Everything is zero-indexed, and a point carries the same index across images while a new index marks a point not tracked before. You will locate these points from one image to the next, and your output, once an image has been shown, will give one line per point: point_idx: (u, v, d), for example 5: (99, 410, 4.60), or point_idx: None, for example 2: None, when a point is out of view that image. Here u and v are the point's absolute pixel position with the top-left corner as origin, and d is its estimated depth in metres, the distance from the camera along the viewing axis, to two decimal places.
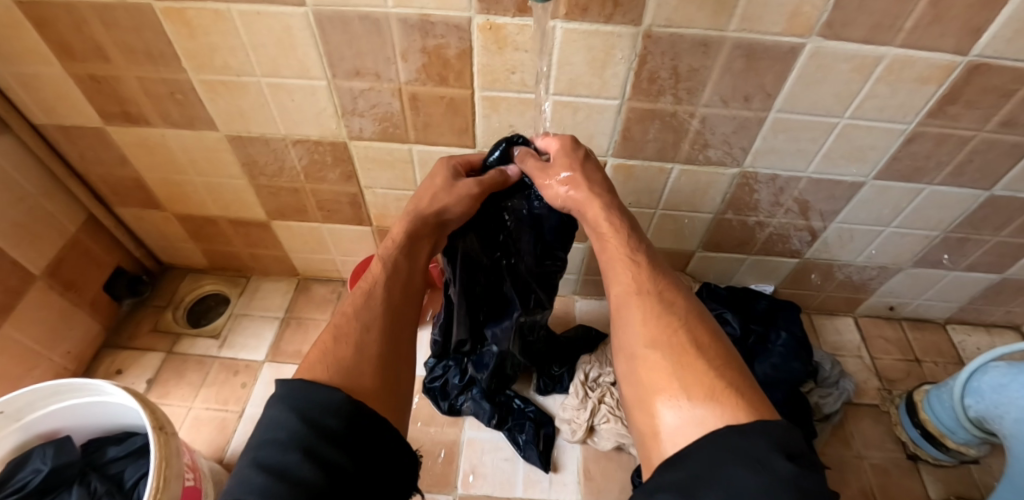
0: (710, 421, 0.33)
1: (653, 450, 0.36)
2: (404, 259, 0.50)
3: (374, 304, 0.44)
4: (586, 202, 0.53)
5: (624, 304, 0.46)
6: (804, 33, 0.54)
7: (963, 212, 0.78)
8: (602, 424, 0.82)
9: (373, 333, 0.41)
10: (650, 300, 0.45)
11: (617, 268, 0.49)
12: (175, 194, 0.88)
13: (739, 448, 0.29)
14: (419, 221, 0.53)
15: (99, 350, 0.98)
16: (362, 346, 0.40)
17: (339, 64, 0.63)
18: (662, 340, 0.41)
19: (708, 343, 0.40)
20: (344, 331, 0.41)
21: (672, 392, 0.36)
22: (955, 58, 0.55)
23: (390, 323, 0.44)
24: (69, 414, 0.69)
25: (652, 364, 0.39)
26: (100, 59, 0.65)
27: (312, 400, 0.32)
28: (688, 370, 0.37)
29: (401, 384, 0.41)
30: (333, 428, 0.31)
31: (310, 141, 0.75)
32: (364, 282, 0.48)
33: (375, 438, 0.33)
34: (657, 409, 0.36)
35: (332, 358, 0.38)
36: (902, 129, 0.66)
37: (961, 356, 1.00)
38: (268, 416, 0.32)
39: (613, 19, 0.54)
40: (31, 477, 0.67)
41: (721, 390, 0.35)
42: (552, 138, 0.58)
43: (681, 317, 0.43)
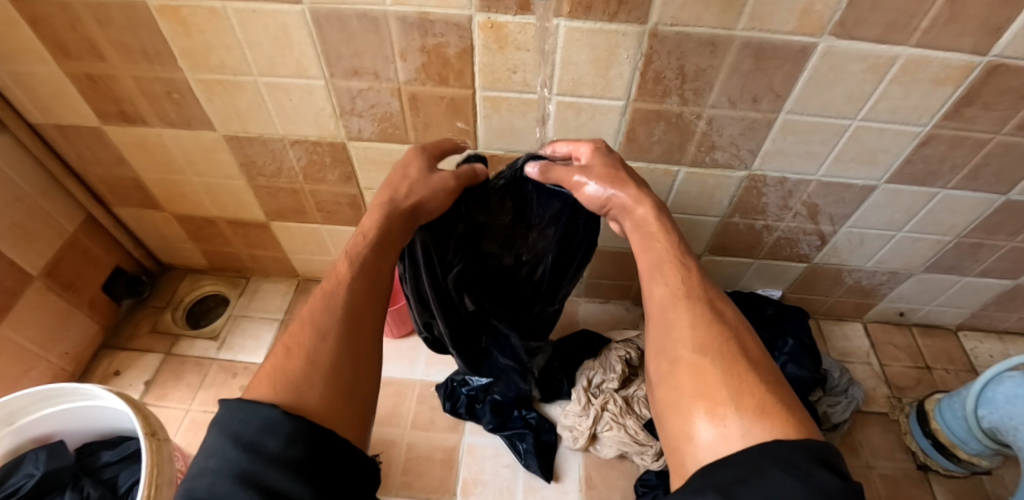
0: (755, 434, 0.31)
1: (688, 457, 0.34)
2: (372, 258, 0.47)
3: (337, 308, 0.42)
4: (633, 202, 0.51)
5: (671, 306, 0.43)
6: (815, 32, 0.52)
7: (978, 216, 0.75)
8: (604, 431, 0.81)
9: (328, 342, 0.40)
10: (699, 306, 0.43)
11: (663, 270, 0.46)
12: (173, 194, 0.88)
13: (778, 457, 0.28)
14: (389, 212, 0.50)
15: (98, 351, 0.97)
16: (314, 356, 0.38)
17: (336, 63, 0.61)
18: (712, 348, 0.39)
19: (758, 358, 0.38)
20: (297, 339, 0.40)
21: (719, 400, 0.35)
22: (973, 58, 0.53)
23: (349, 327, 0.42)
24: (61, 418, 0.69)
25: (699, 370, 0.38)
26: (95, 58, 0.64)
27: (249, 423, 0.31)
28: (737, 381, 0.35)
29: (361, 391, 0.40)
30: (275, 450, 0.30)
31: (308, 142, 0.74)
32: (329, 281, 0.45)
33: (326, 450, 0.32)
34: (699, 418, 0.35)
35: (282, 373, 0.36)
36: (916, 131, 0.64)
37: (973, 363, 0.98)
38: (210, 441, 0.32)
39: (618, 17, 0.52)
40: (24, 481, 0.66)
41: (770, 405, 0.33)
42: (584, 142, 0.57)
43: (730, 329, 0.41)
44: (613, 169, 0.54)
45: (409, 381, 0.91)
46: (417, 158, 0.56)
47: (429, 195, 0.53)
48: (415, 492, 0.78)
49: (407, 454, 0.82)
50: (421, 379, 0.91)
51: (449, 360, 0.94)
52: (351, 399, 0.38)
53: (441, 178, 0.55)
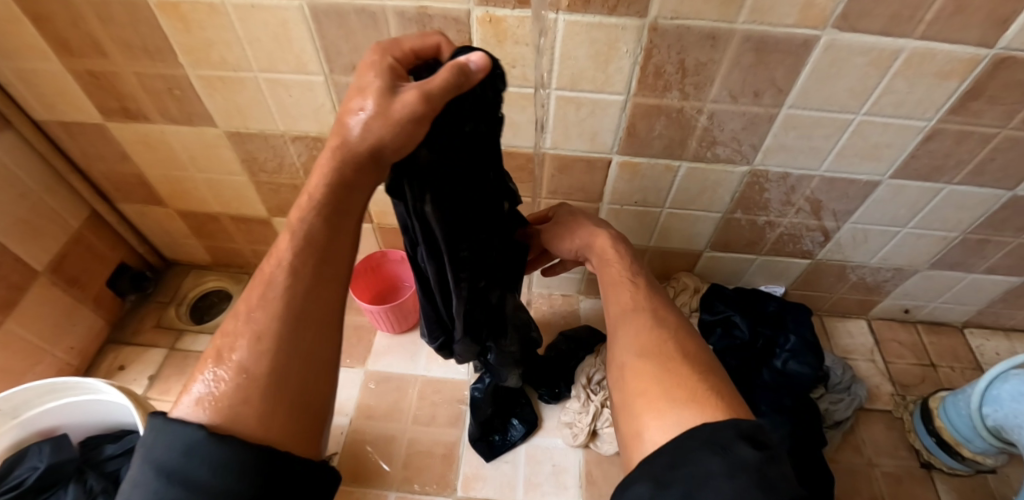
0: (687, 420, 0.36)
1: (633, 453, 0.38)
2: (320, 223, 0.39)
3: (270, 306, 0.38)
4: (591, 239, 0.60)
5: (621, 318, 0.49)
6: (818, 25, 0.52)
7: (984, 213, 0.75)
8: (605, 428, 0.81)
9: (263, 349, 0.36)
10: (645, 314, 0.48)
11: (616, 290, 0.52)
12: (177, 191, 0.88)
13: (704, 435, 0.33)
14: (342, 159, 0.38)
15: (103, 346, 0.98)
16: (247, 370, 0.36)
17: (336, 59, 0.61)
18: (654, 350, 0.43)
19: (692, 354, 0.43)
20: (230, 346, 0.37)
21: (659, 400, 0.39)
22: (979, 51, 0.53)
23: (288, 331, 0.37)
24: (66, 411, 0.70)
25: (642, 370, 0.42)
26: (97, 55, 0.64)
27: (178, 457, 0.32)
28: (673, 377, 0.40)
29: (317, 396, 0.38)
30: (206, 483, 0.31)
31: (309, 138, 0.74)
32: (269, 264, 0.39)
33: (269, 469, 0.32)
34: (645, 417, 0.38)
35: (214, 389, 0.35)
36: (920, 126, 0.63)
37: (978, 360, 0.97)
38: (141, 474, 0.33)
39: (617, 10, 0.52)
40: (29, 474, 0.67)
41: (702, 394, 0.38)
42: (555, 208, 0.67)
43: (659, 334, 0.45)
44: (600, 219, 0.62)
45: (411, 376, 0.91)
46: (375, 73, 0.38)
47: (394, 140, 0.38)
48: (415, 488, 0.79)
49: (408, 449, 0.82)
50: (422, 374, 0.92)
51: None
52: (301, 404, 0.37)
53: (405, 106, 0.36)
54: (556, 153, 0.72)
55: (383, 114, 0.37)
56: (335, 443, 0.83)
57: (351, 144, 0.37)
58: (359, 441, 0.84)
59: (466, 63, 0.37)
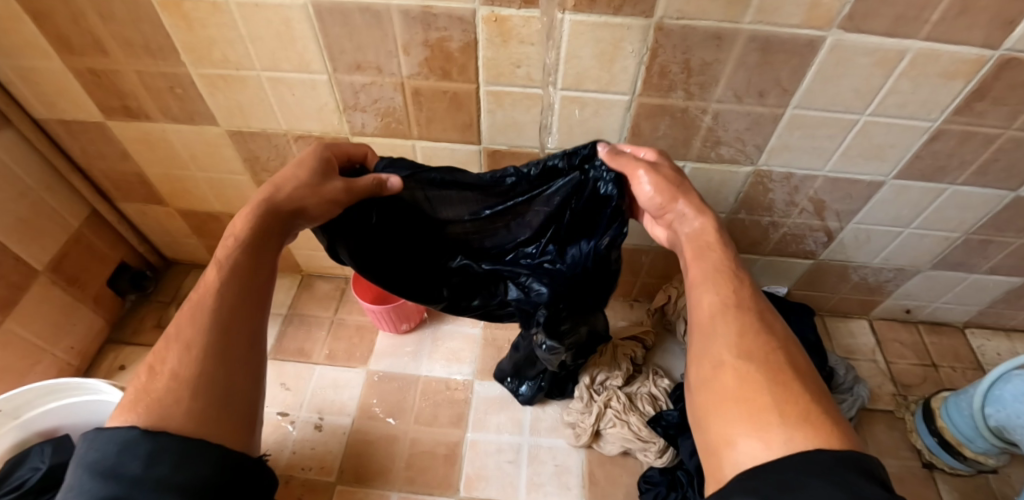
0: (798, 443, 0.30)
1: (724, 465, 0.32)
2: (244, 256, 0.45)
3: (199, 319, 0.40)
4: (695, 211, 0.49)
5: (717, 315, 0.41)
6: (823, 26, 0.52)
7: (987, 213, 0.75)
8: (608, 428, 0.80)
9: (192, 355, 0.38)
10: (749, 315, 0.40)
11: (713, 279, 0.44)
12: (178, 190, 0.88)
13: (818, 465, 0.27)
14: (265, 212, 0.47)
15: (103, 345, 0.98)
16: (177, 373, 0.37)
17: (339, 57, 0.61)
18: (758, 357, 0.37)
19: (806, 372, 0.36)
20: (161, 359, 0.38)
21: (764, 412, 0.33)
22: (984, 51, 0.53)
23: (217, 333, 0.40)
24: (66, 412, 0.69)
25: (747, 378, 0.35)
26: (98, 53, 0.64)
27: (109, 452, 0.32)
28: (786, 393, 0.34)
29: (244, 393, 0.39)
30: (134, 474, 0.31)
31: (311, 137, 0.74)
32: (197, 290, 0.42)
33: (198, 460, 0.33)
34: (739, 427, 0.33)
35: (144, 394, 0.36)
36: (925, 126, 0.63)
37: (979, 361, 0.97)
38: (72, 475, 0.33)
39: (623, 10, 0.52)
40: (29, 475, 0.66)
41: (817, 416, 0.32)
42: (649, 147, 0.55)
43: (762, 339, 0.38)
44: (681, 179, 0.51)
45: (413, 376, 0.91)
46: (312, 159, 0.52)
47: (322, 212, 0.51)
48: (418, 488, 0.79)
49: (411, 449, 0.82)
50: (424, 374, 0.91)
51: (452, 356, 0.94)
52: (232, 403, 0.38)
53: (334, 191, 0.51)
54: None
55: (314, 188, 0.50)
56: (337, 443, 0.83)
57: (275, 202, 0.48)
58: (361, 441, 0.83)
59: (386, 180, 0.55)
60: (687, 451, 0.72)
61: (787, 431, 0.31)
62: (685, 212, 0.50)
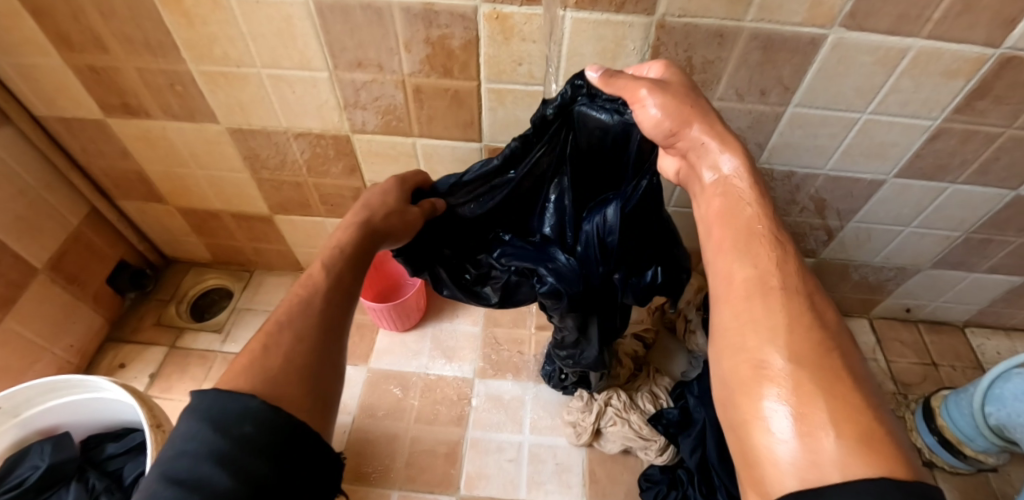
0: (855, 469, 0.24)
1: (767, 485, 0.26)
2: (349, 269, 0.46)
3: (311, 311, 0.40)
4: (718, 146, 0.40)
5: (756, 292, 0.34)
6: (826, 24, 0.52)
7: (988, 212, 0.75)
8: (609, 426, 0.80)
9: (305, 343, 0.37)
10: (796, 300, 0.33)
11: (751, 246, 0.36)
12: (178, 188, 0.88)
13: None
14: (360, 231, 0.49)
15: (102, 344, 0.98)
16: (291, 355, 0.36)
17: (340, 55, 0.61)
18: (809, 358, 0.29)
19: (867, 380, 0.29)
20: (274, 337, 0.37)
21: (815, 421, 0.26)
22: (986, 50, 0.53)
23: (324, 330, 0.40)
24: (65, 410, 0.69)
25: (794, 382, 0.28)
26: (98, 50, 0.63)
27: (228, 408, 0.30)
28: (843, 404, 0.27)
29: (334, 391, 0.38)
30: (251, 437, 0.29)
31: (312, 135, 0.74)
32: (304, 284, 0.42)
33: (301, 449, 0.31)
34: (780, 433, 0.27)
35: (256, 365, 0.34)
36: (926, 125, 0.63)
37: (979, 360, 0.98)
38: (180, 427, 0.30)
39: (624, 7, 0.52)
40: (29, 473, 0.66)
41: (879, 436, 0.25)
42: (655, 62, 0.46)
43: (816, 336, 0.31)
44: (704, 112, 0.42)
45: (413, 375, 0.91)
46: (396, 189, 0.56)
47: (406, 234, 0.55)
48: (418, 486, 0.79)
49: (411, 447, 0.82)
50: (425, 373, 0.91)
51: (452, 354, 0.94)
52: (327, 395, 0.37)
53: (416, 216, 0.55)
54: None
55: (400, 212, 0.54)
56: (337, 441, 0.83)
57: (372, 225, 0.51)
58: (362, 440, 0.83)
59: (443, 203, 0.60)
60: (688, 449, 0.71)
61: (843, 451, 0.25)
62: (709, 146, 0.41)
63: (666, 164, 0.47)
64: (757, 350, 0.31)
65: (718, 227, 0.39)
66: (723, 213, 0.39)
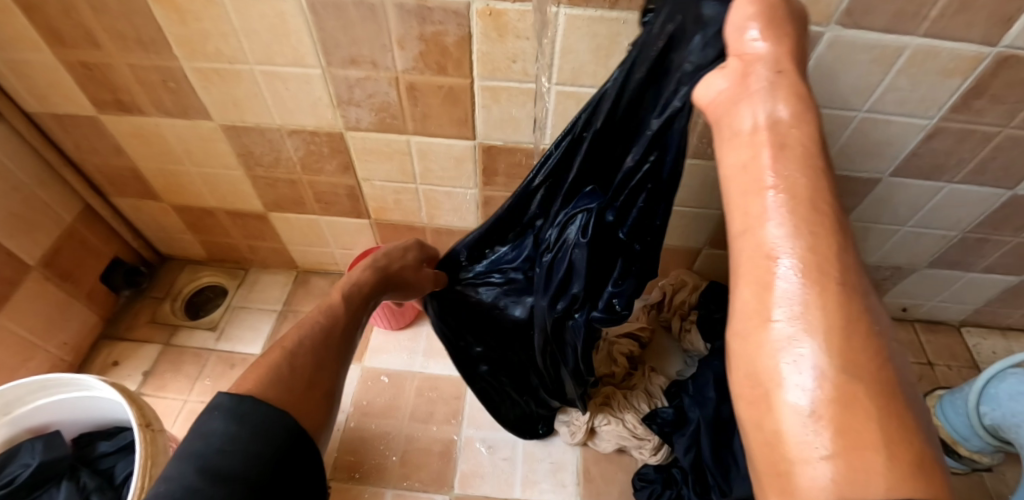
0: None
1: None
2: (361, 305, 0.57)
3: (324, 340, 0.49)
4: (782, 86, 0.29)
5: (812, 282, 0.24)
6: (822, 21, 0.51)
7: (984, 212, 0.75)
8: (603, 426, 0.79)
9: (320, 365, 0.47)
10: (854, 297, 0.24)
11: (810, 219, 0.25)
12: (172, 185, 0.87)
13: None
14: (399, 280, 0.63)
15: (96, 341, 0.97)
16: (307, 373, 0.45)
17: (333, 51, 0.60)
18: (860, 366, 0.22)
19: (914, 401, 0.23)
20: (294, 358, 0.45)
21: (859, 452, 0.20)
22: (982, 49, 0.52)
23: (332, 356, 0.49)
24: (57, 409, 0.69)
25: (846, 395, 0.21)
26: (90, 45, 0.63)
27: (253, 415, 0.38)
28: (892, 429, 0.20)
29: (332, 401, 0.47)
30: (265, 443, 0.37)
31: (306, 132, 0.73)
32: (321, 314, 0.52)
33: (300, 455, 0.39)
34: (807, 458, 0.21)
35: (274, 377, 0.43)
36: (922, 124, 0.62)
37: (975, 360, 0.98)
38: (205, 421, 0.37)
39: (619, 4, 0.51)
40: (20, 471, 0.66)
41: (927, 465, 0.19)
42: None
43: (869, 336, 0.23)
44: (781, 41, 0.31)
45: (408, 373, 0.91)
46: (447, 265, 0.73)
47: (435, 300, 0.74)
48: (412, 485, 0.78)
49: (406, 446, 0.82)
50: (420, 371, 0.91)
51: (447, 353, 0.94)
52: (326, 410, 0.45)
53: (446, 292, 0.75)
54: None
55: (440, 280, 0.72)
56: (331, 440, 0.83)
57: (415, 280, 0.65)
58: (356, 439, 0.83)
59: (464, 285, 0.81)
60: (681, 449, 0.72)
61: (894, 488, 0.18)
62: (759, 84, 0.30)
63: (709, 84, 0.34)
64: (800, 349, 0.23)
65: (768, 173, 0.27)
66: (775, 162, 0.27)
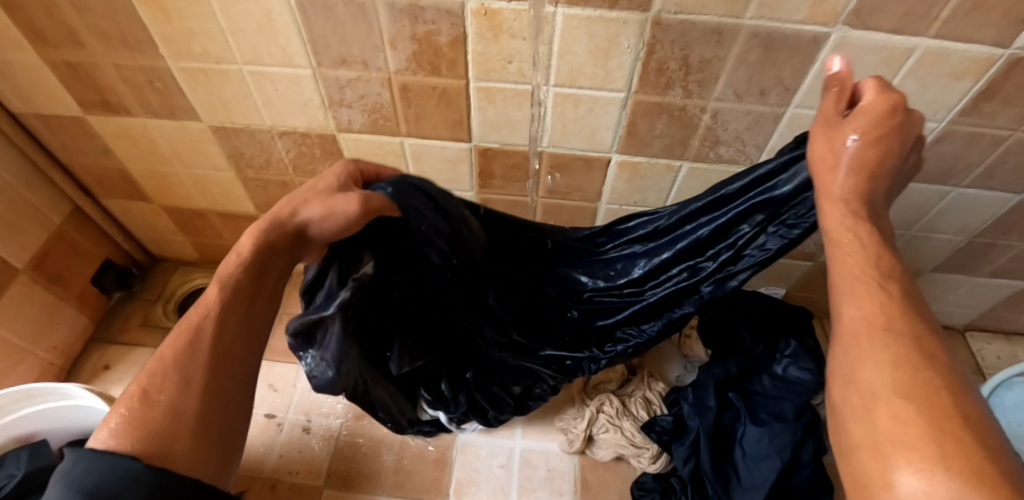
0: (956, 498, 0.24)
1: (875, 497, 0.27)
2: (244, 278, 0.47)
3: (197, 350, 0.44)
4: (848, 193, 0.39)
5: (863, 335, 0.34)
6: (828, 22, 0.49)
7: (991, 217, 0.73)
8: (601, 434, 0.78)
9: (192, 390, 0.43)
10: (909, 347, 0.32)
11: (857, 290, 0.36)
12: (162, 186, 0.85)
13: None
14: (274, 228, 0.46)
15: (88, 344, 0.96)
16: (177, 408, 0.42)
17: (323, 51, 0.58)
18: (922, 399, 0.29)
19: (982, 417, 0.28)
20: (159, 385, 0.42)
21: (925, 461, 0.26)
22: (995, 51, 0.50)
23: (215, 372, 0.45)
24: (39, 418, 0.68)
25: (912, 422, 0.28)
26: (73, 45, 0.61)
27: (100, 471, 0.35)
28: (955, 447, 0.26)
29: (226, 417, 0.44)
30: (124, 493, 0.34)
31: (297, 133, 0.72)
32: (194, 313, 0.46)
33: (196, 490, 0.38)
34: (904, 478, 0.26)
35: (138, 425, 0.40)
36: (931, 127, 0.60)
37: (980, 365, 0.96)
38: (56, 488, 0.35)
39: (618, 4, 0.49)
40: (6, 482, 0.65)
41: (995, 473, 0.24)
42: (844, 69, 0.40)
43: (948, 376, 0.30)
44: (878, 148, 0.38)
45: None
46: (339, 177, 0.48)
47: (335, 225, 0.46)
48: (406, 492, 0.77)
49: (400, 452, 0.81)
50: None
51: None
52: (203, 421, 0.42)
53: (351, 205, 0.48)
54: (554, 152, 0.69)
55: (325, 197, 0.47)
56: (325, 446, 0.82)
57: (278, 231, 0.46)
58: (350, 445, 0.82)
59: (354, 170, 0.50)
60: (681, 458, 0.72)
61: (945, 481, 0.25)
62: (844, 161, 0.39)
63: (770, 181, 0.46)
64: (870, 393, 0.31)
65: (860, 271, 0.37)
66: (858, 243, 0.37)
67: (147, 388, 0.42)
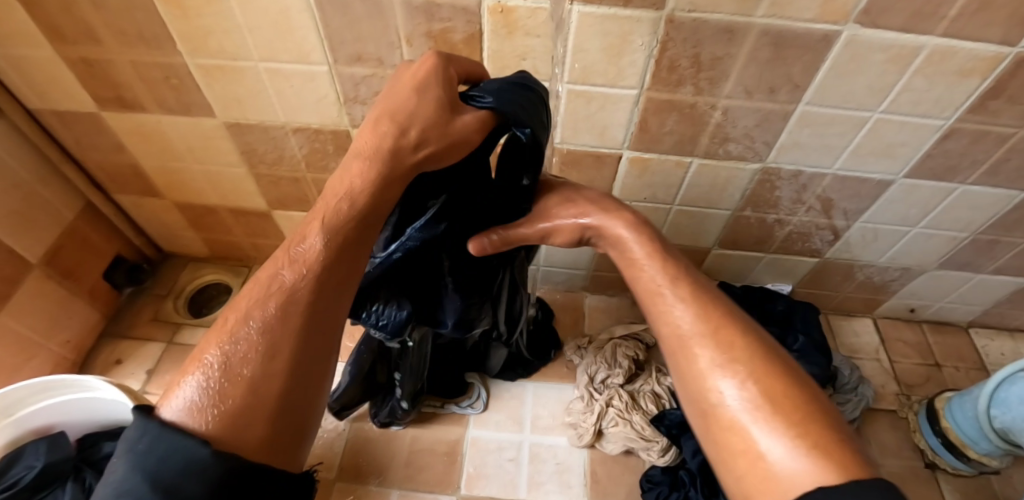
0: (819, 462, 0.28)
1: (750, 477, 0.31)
2: (350, 227, 0.36)
3: (290, 304, 0.33)
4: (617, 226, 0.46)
5: (686, 336, 0.38)
6: (839, 20, 0.50)
7: (995, 214, 0.74)
8: (610, 427, 0.79)
9: (277, 359, 0.31)
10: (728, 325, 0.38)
11: (661, 300, 0.40)
12: (174, 182, 0.86)
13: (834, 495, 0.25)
14: (388, 156, 0.37)
15: (99, 339, 0.97)
16: (258, 377, 0.30)
17: (339, 48, 0.59)
18: (764, 376, 0.34)
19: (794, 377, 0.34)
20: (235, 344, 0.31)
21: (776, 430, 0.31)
22: (1002, 49, 0.51)
23: (303, 338, 0.33)
24: (59, 409, 0.69)
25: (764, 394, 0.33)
26: (90, 41, 0.62)
27: (166, 459, 0.26)
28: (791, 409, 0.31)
29: (315, 393, 0.34)
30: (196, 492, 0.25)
31: (310, 129, 0.72)
32: (287, 252, 0.35)
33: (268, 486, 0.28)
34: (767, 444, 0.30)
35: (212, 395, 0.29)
36: (938, 125, 0.61)
37: (983, 361, 0.97)
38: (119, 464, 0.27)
39: (632, 2, 0.50)
40: (24, 473, 0.66)
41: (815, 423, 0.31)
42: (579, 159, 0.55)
43: (763, 345, 0.36)
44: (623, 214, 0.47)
45: None
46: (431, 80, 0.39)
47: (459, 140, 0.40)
48: (417, 486, 0.78)
49: (411, 446, 0.82)
50: None
51: None
52: (291, 403, 0.32)
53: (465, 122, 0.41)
54: (565, 148, 0.70)
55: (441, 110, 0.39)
56: (336, 439, 0.82)
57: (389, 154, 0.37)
58: (361, 438, 0.83)
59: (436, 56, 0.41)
60: (689, 450, 0.73)
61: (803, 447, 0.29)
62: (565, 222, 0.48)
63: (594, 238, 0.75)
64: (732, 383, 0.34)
65: (654, 284, 0.41)
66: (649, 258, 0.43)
67: (229, 356, 0.31)
